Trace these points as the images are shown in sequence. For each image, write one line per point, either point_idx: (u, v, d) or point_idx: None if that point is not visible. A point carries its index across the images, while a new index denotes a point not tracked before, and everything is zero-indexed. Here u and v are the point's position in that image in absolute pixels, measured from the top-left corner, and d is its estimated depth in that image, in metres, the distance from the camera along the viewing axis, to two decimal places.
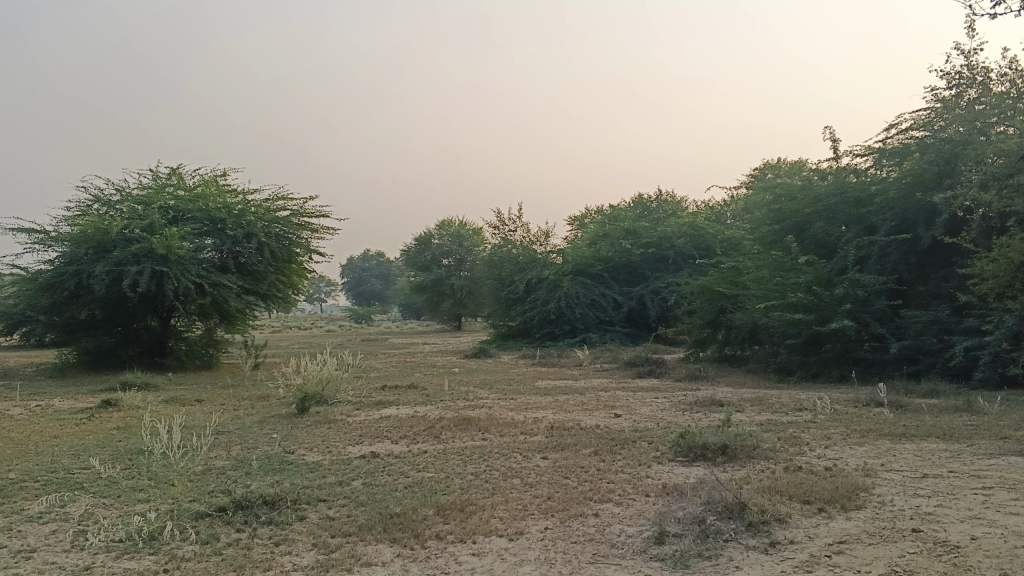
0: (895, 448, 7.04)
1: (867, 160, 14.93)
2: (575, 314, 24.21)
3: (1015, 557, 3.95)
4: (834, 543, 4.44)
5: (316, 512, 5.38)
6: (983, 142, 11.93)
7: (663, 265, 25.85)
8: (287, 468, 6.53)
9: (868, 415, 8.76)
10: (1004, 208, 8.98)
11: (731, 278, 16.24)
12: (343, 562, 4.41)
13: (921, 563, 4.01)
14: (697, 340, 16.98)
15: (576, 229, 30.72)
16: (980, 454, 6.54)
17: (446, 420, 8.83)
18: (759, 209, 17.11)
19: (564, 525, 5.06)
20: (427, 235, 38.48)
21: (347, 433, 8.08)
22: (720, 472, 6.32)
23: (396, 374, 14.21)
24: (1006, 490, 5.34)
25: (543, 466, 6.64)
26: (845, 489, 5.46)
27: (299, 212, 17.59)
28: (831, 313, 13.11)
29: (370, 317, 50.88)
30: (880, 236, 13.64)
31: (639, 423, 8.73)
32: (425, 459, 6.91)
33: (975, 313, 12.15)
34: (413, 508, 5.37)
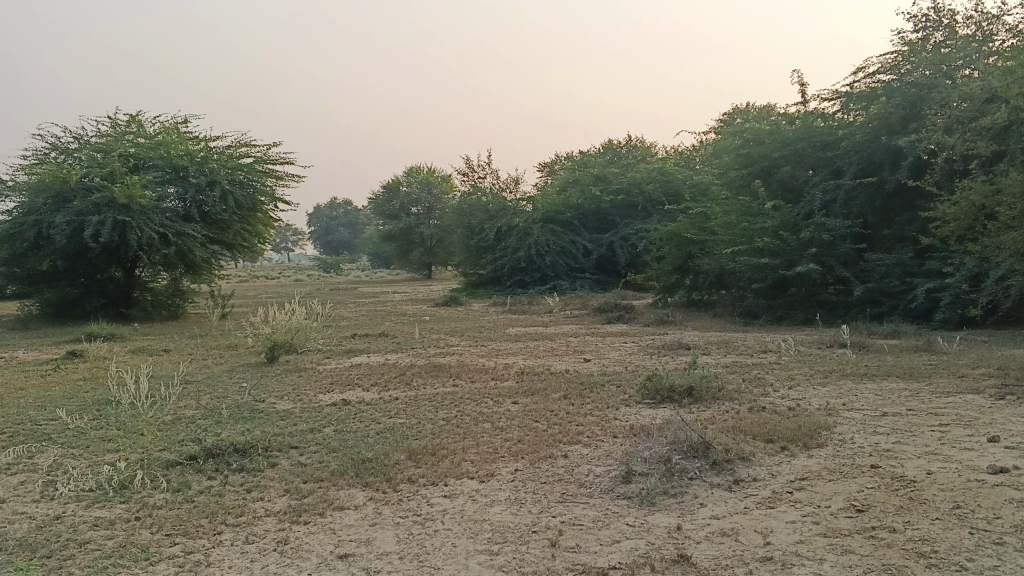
0: (857, 387, 7.19)
1: (833, 104, 14.97)
2: (545, 262, 24.24)
3: (967, 490, 4.10)
4: (796, 480, 4.57)
5: (287, 459, 5.41)
6: (948, 86, 12.00)
7: (633, 211, 25.92)
8: (258, 417, 6.53)
9: (828, 356, 8.96)
10: (970, 151, 9.08)
11: (699, 223, 16.34)
12: (316, 507, 4.46)
13: (878, 497, 4.14)
14: (664, 286, 17.22)
15: (547, 176, 30.60)
16: (936, 392, 6.75)
17: (417, 366, 8.92)
18: (726, 154, 17.12)
19: (534, 467, 5.14)
20: (393, 183, 38.01)
21: (319, 381, 8.10)
22: (685, 413, 6.45)
23: (366, 323, 14.18)
24: (962, 427, 5.50)
25: (513, 411, 6.74)
26: (807, 429, 5.59)
27: (263, 158, 17.29)
28: (796, 257, 13.35)
29: (337, 266, 50.44)
30: (846, 180, 13.77)
31: (607, 366, 8.87)
32: (395, 406, 6.96)
33: (936, 255, 12.40)
34: (385, 453, 5.42)
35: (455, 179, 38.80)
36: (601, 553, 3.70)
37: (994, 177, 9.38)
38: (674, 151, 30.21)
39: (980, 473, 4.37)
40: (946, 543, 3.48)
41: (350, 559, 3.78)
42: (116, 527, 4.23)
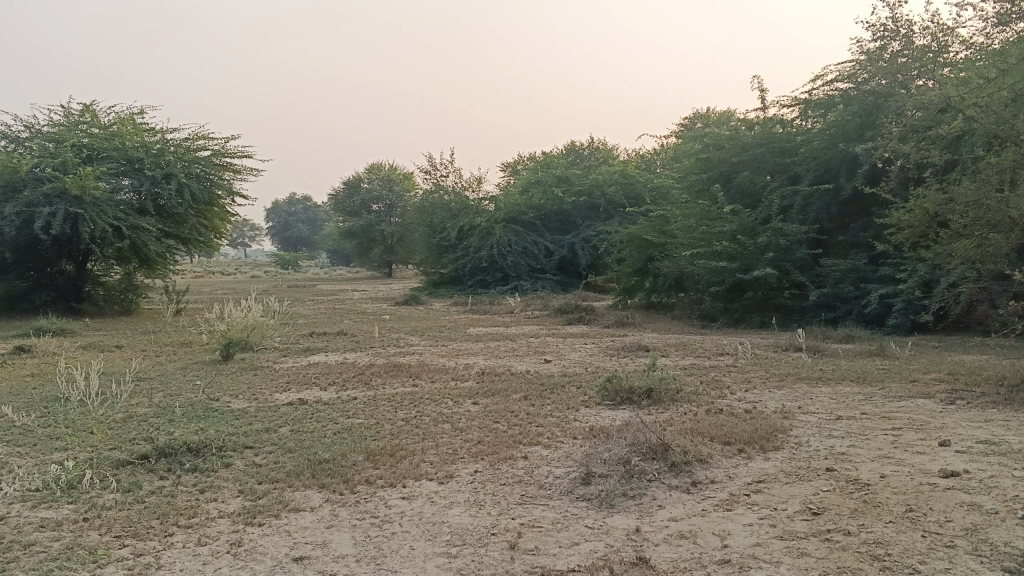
0: (812, 391, 7.30)
1: (792, 111, 15.19)
2: (507, 262, 24.23)
3: (919, 494, 4.17)
4: (753, 482, 4.61)
5: (242, 459, 5.30)
6: (904, 95, 12.25)
7: (594, 213, 26.03)
8: (212, 415, 6.42)
9: (784, 359, 9.08)
10: (924, 160, 9.26)
11: (659, 226, 16.47)
12: (271, 508, 4.38)
13: (833, 501, 4.19)
14: (624, 288, 17.35)
15: (509, 177, 30.59)
16: (889, 396, 6.88)
17: (376, 365, 8.86)
18: (687, 158, 17.27)
19: (494, 468, 5.11)
20: (355, 179, 37.60)
21: (275, 379, 8.00)
22: (644, 415, 6.48)
23: (324, 322, 14.02)
24: (914, 430, 5.61)
25: (473, 411, 6.70)
26: (763, 431, 5.66)
27: (221, 151, 17.00)
28: (753, 262, 13.53)
29: (296, 263, 49.86)
30: (803, 186, 14.01)
31: (568, 367, 8.89)
32: (353, 406, 6.88)
33: (889, 262, 12.66)
34: (342, 454, 5.35)
35: (416, 177, 38.60)
36: (560, 555, 3.69)
37: (946, 186, 9.58)
38: (636, 155, 30.40)
39: (931, 477, 4.45)
40: (900, 546, 3.53)
41: (306, 562, 3.71)
42: (62, 528, 4.10)
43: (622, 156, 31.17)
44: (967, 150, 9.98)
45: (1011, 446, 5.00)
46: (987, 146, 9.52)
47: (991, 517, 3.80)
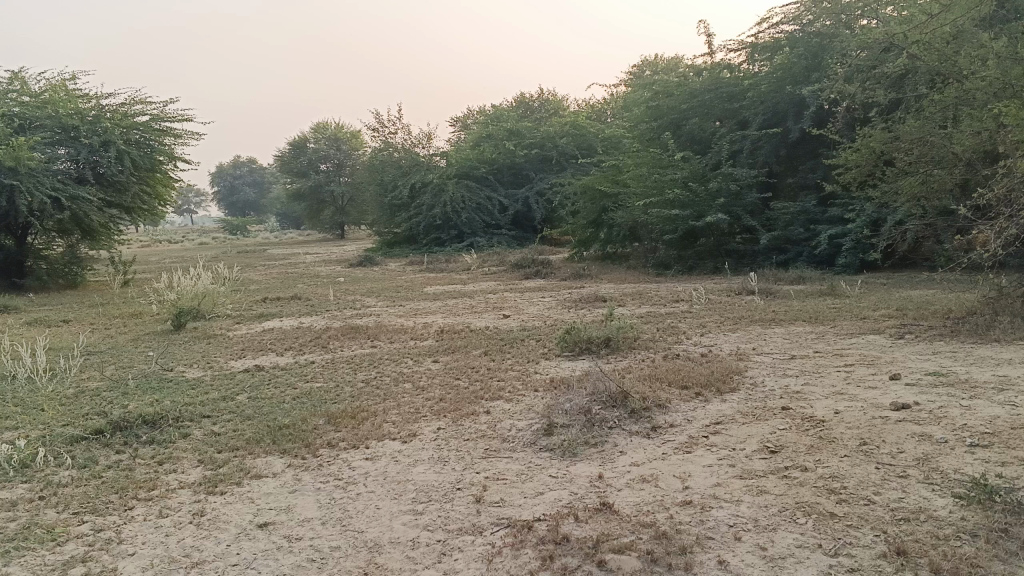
0: (766, 332, 7.42)
1: (739, 55, 15.17)
2: (462, 219, 24.09)
3: (872, 428, 4.28)
4: (711, 424, 4.69)
5: (200, 429, 5.23)
6: (849, 35, 12.29)
7: (547, 165, 25.92)
8: (167, 386, 6.31)
9: (739, 303, 9.21)
10: (870, 100, 9.34)
11: (611, 176, 16.45)
12: (232, 476, 4.33)
13: (790, 438, 4.28)
14: (579, 240, 17.39)
15: (459, 132, 30.23)
16: (840, 334, 7.02)
17: (333, 329, 8.77)
18: (636, 107, 17.20)
19: (456, 424, 5.11)
20: (301, 139, 36.69)
21: (229, 347, 7.88)
22: (603, 364, 6.53)
23: (277, 287, 13.83)
24: (866, 366, 5.74)
25: (433, 370, 6.68)
26: (719, 374, 5.74)
27: (161, 115, 16.47)
28: (705, 208, 13.64)
29: (245, 228, 48.92)
30: (752, 130, 14.08)
31: (527, 321, 8.91)
32: (311, 370, 6.82)
33: (837, 203, 12.85)
34: (302, 419, 5.29)
35: (364, 135, 37.90)
36: (526, 506, 3.71)
37: (891, 125, 9.70)
38: (586, 105, 30.22)
39: (883, 410, 4.56)
40: (855, 479, 3.63)
41: (270, 527, 3.69)
42: (18, 508, 4.01)
43: (572, 107, 30.96)
44: (910, 88, 10.09)
45: (958, 377, 5.15)
46: (929, 84, 9.64)
47: (941, 446, 3.92)
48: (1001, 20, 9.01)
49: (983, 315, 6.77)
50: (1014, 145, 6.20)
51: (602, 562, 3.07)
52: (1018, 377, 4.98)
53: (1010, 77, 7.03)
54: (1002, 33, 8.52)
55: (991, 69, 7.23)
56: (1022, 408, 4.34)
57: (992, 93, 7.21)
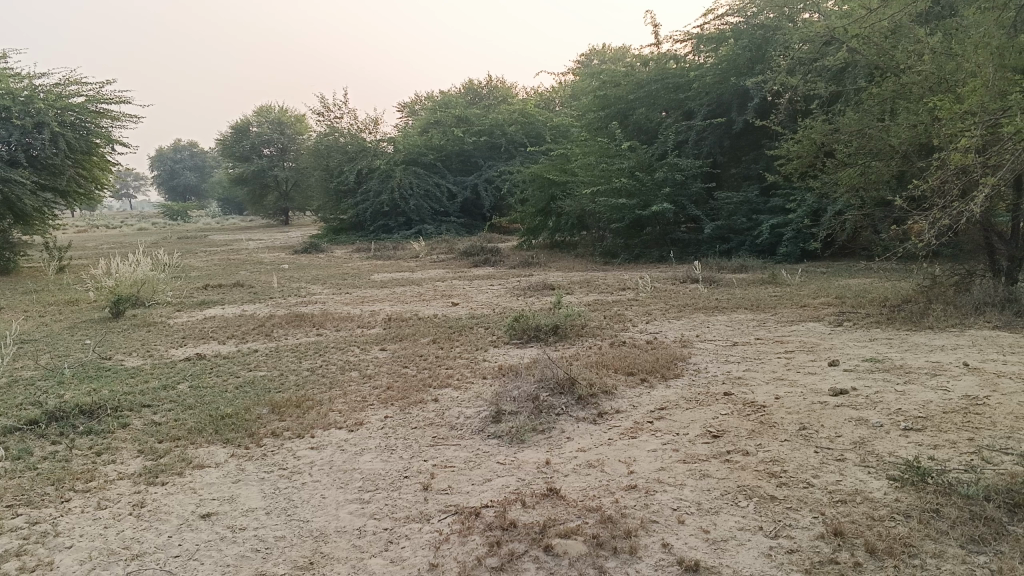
0: (710, 319, 7.54)
1: (685, 46, 15.31)
2: (409, 206, 23.94)
3: (811, 412, 4.39)
4: (656, 410, 4.75)
5: (140, 419, 5.11)
6: (792, 28, 12.51)
7: (496, 152, 25.86)
8: (105, 374, 6.16)
9: (683, 291, 9.35)
10: (811, 92, 9.53)
11: (560, 165, 16.50)
12: (174, 466, 4.25)
13: (732, 422, 4.37)
14: (528, 228, 17.44)
15: (407, 118, 29.94)
16: (781, 321, 7.18)
17: (278, 316, 8.64)
18: (584, 96, 17.24)
19: (404, 412, 5.09)
20: (243, 123, 35.86)
21: (170, 335, 7.71)
22: (551, 351, 6.57)
23: (219, 274, 13.54)
24: (805, 352, 5.89)
25: (381, 358, 6.64)
26: (664, 360, 5.83)
27: (97, 96, 15.98)
28: (651, 197, 13.79)
29: (186, 214, 47.80)
30: (698, 121, 14.27)
31: (475, 309, 8.91)
32: (255, 358, 6.71)
33: (779, 193, 13.11)
34: (246, 408, 5.21)
35: (309, 119, 37.30)
36: (473, 493, 3.72)
37: (832, 117, 9.92)
38: (535, 93, 30.17)
39: (822, 396, 4.68)
40: (795, 463, 3.72)
41: (213, 518, 3.63)
42: None
43: (521, 95, 30.88)
44: (850, 81, 10.32)
45: (893, 363, 5.31)
46: (868, 77, 9.88)
47: (877, 430, 4.04)
48: (937, 15, 9.27)
49: (917, 303, 6.99)
50: (948, 138, 6.40)
51: (549, 547, 3.09)
52: (949, 363, 5.16)
53: (944, 72, 7.25)
54: (937, 28, 8.77)
55: (927, 63, 7.44)
56: (953, 393, 4.49)
57: (928, 87, 7.43)
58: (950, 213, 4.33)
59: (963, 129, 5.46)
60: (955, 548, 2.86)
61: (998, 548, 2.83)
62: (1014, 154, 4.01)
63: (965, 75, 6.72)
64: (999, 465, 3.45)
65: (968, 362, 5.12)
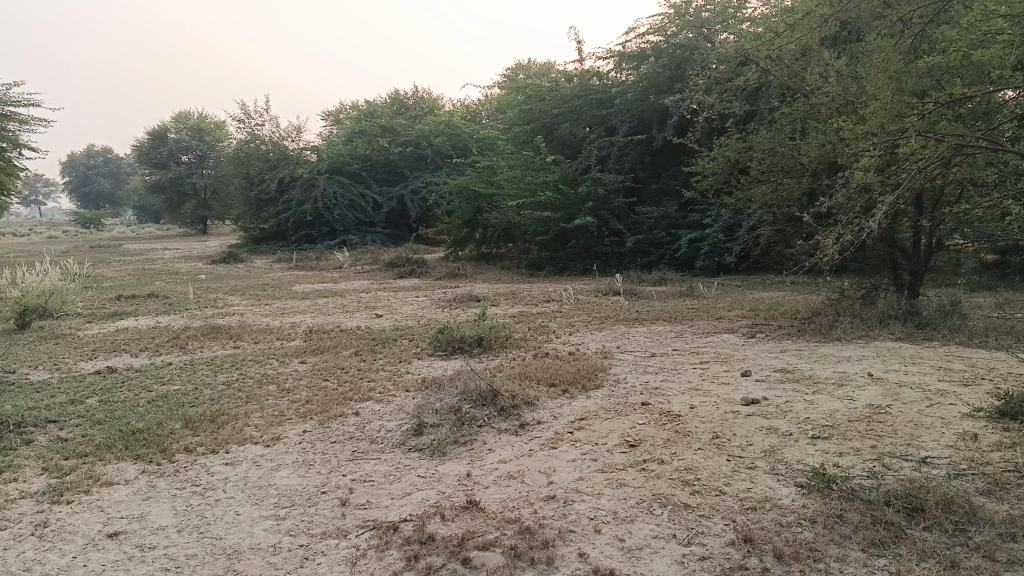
0: (630, 331, 7.67)
1: (608, 62, 15.58)
2: (333, 216, 23.70)
3: (724, 421, 4.52)
4: (576, 420, 4.81)
5: (45, 435, 4.90)
6: (709, 48, 12.87)
7: (422, 163, 25.77)
8: (7, 389, 5.88)
9: (605, 303, 9.50)
10: (727, 109, 9.83)
11: (485, 177, 16.56)
12: (80, 484, 4.09)
13: (649, 432, 4.46)
14: (453, 239, 17.44)
15: (332, 127, 29.64)
16: (698, 333, 7.36)
17: (193, 328, 8.41)
18: (510, 110, 17.36)
19: (324, 426, 5.02)
20: (160, 128, 34.85)
21: (79, 348, 7.42)
22: (474, 363, 6.58)
23: (133, 284, 13.09)
24: (720, 363, 6.05)
25: (300, 371, 6.54)
26: (584, 372, 5.90)
27: (2, 99, 15.32)
28: (575, 210, 13.99)
29: (99, 221, 46.06)
30: (619, 137, 14.56)
31: (399, 321, 8.87)
32: (169, 371, 6.52)
33: (697, 208, 13.47)
34: (158, 423, 5.06)
35: (229, 126, 36.46)
36: (392, 507, 3.70)
37: (747, 135, 10.26)
38: (461, 104, 30.19)
39: (735, 405, 4.82)
40: (707, 471, 3.81)
41: (121, 537, 3.51)
42: None
43: (447, 107, 30.95)
44: (765, 101, 10.70)
45: (803, 373, 5.50)
46: (782, 97, 10.26)
47: (786, 438, 4.18)
48: (844, 39, 9.67)
49: (827, 315, 7.26)
50: (853, 158, 6.70)
51: (467, 559, 3.10)
52: (855, 373, 5.38)
53: (851, 93, 7.60)
54: (845, 53, 9.17)
55: (835, 85, 7.78)
56: (858, 401, 4.69)
57: (836, 108, 7.76)
58: (853, 228, 4.53)
59: (866, 149, 5.74)
60: (857, 551, 2.98)
61: (897, 551, 2.96)
62: (911, 173, 4.22)
63: (868, 97, 7.06)
64: (899, 471, 3.62)
65: (872, 372, 5.35)
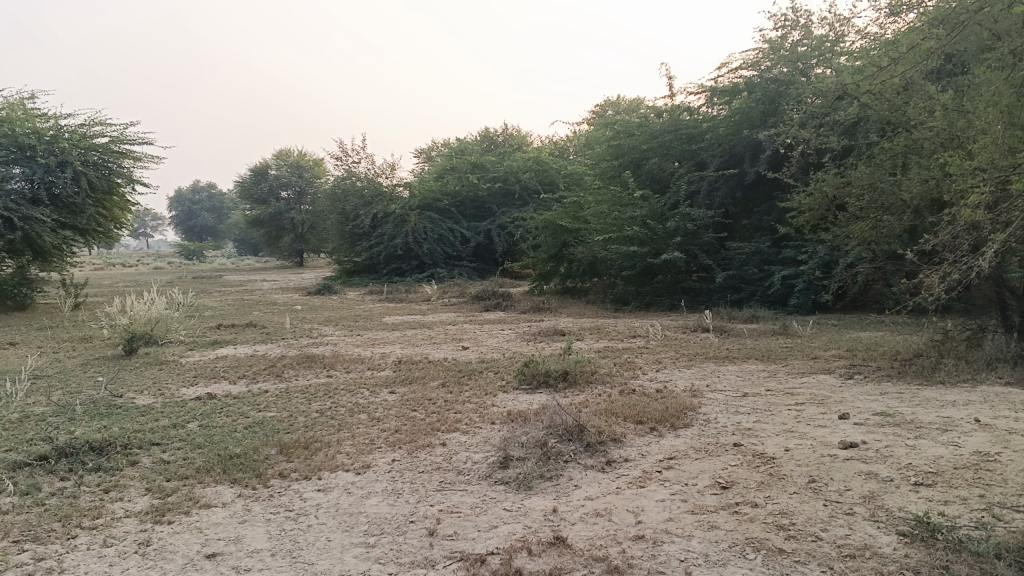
0: (720, 369, 7.52)
1: (698, 98, 15.48)
2: (423, 250, 24.18)
3: (820, 465, 4.36)
4: (665, 459, 4.74)
5: (149, 457, 5.13)
6: (804, 83, 12.66)
7: (509, 199, 26.04)
8: (116, 412, 6.17)
9: (694, 340, 9.35)
10: (823, 144, 9.62)
11: (572, 212, 16.61)
12: (181, 505, 4.25)
13: (741, 474, 4.35)
14: (539, 273, 17.51)
15: (423, 164, 30.33)
16: (791, 373, 7.16)
17: (289, 357, 8.67)
18: (598, 145, 17.41)
19: (412, 456, 5.09)
20: (261, 165, 36.28)
21: (182, 374, 7.74)
22: (560, 398, 6.56)
23: (232, 313, 13.61)
24: (815, 405, 5.85)
25: (390, 401, 6.64)
26: (673, 410, 5.80)
27: (120, 137, 16.26)
28: (662, 245, 13.88)
29: (202, 253, 48.10)
30: (709, 172, 14.43)
31: (486, 353, 8.93)
32: (265, 399, 6.72)
33: (790, 245, 13.17)
34: (254, 449, 5.22)
35: (326, 162, 37.70)
36: (479, 540, 3.71)
37: (843, 170, 10.02)
38: (550, 141, 30.45)
39: (831, 449, 4.66)
40: (803, 516, 3.69)
41: (219, 558, 3.63)
42: None
43: (536, 144, 31.25)
44: (862, 135, 10.44)
45: (904, 417, 5.27)
46: (880, 131, 10.00)
47: (887, 484, 4.00)
48: (947, 72, 9.35)
49: (930, 357, 6.96)
50: (958, 194, 6.44)
51: None
52: (961, 418, 5.12)
53: (956, 128, 7.34)
54: (949, 86, 8.86)
55: (938, 119, 7.53)
56: (965, 449, 4.46)
57: (938, 143, 7.51)
58: (960, 267, 4.36)
59: (973, 185, 5.52)
60: None
61: None
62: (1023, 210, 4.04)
63: (974, 131, 6.81)
64: (1011, 523, 3.41)
65: (980, 418, 5.08)
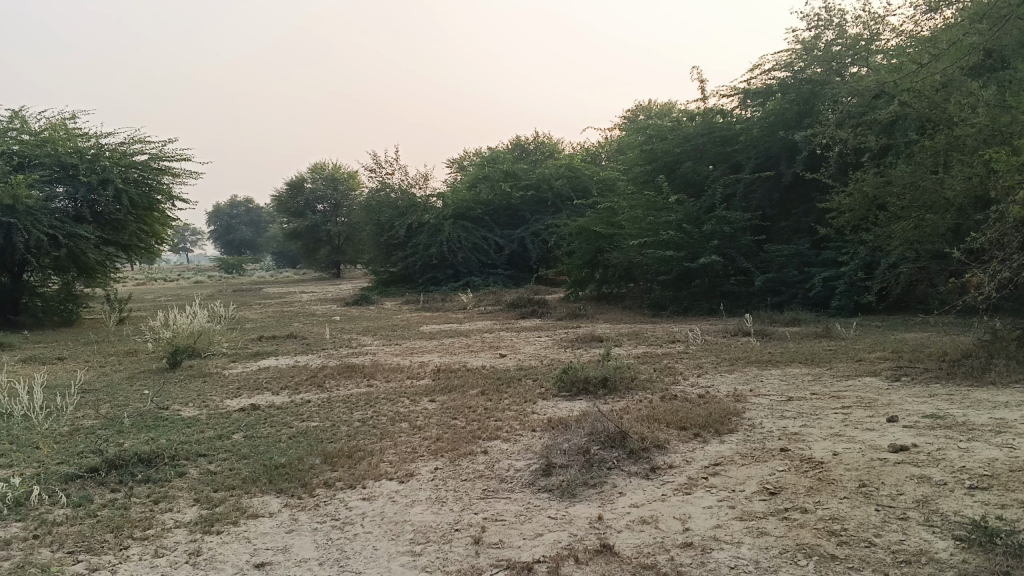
0: (762, 373, 7.42)
1: (732, 100, 15.37)
2: (457, 259, 24.25)
3: (870, 469, 4.29)
4: (710, 465, 4.68)
5: (196, 468, 5.19)
6: (840, 83, 12.52)
7: (543, 206, 26.02)
8: (162, 424, 6.26)
9: (735, 344, 9.25)
10: (862, 143, 9.48)
11: (607, 218, 16.56)
12: (229, 515, 4.30)
13: (789, 479, 4.28)
14: (575, 280, 17.46)
15: (455, 173, 30.46)
16: (836, 376, 7.04)
17: (329, 368, 8.73)
18: (630, 150, 17.34)
19: (454, 464, 5.10)
20: (297, 179, 36.71)
21: (224, 386, 7.84)
22: (601, 404, 6.52)
23: (272, 325, 13.74)
24: (863, 409, 5.74)
25: (430, 409, 6.66)
26: (717, 415, 5.73)
27: (159, 154, 16.56)
28: (699, 250, 13.78)
29: (240, 267, 48.63)
30: (745, 174, 14.31)
31: (524, 360, 8.92)
32: (307, 409, 6.77)
33: (830, 246, 13.00)
34: (299, 458, 5.27)
35: (361, 175, 38.02)
36: (525, 548, 3.69)
37: (883, 169, 9.87)
38: (581, 148, 30.38)
39: (881, 452, 4.57)
40: (855, 521, 3.63)
41: (267, 568, 3.65)
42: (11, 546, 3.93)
43: (567, 150, 31.22)
44: (901, 133, 10.28)
45: (955, 419, 5.16)
46: (921, 129, 9.84)
47: (940, 488, 3.92)
48: (989, 67, 9.18)
49: (978, 358, 6.80)
50: (1005, 190, 6.30)
51: None
52: (1014, 420, 4.99)
53: (1000, 123, 7.20)
54: (991, 81, 8.71)
55: (981, 115, 7.40)
56: (1020, 451, 4.35)
57: (982, 139, 7.36)
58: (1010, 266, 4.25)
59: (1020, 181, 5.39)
60: None
61: None
62: None
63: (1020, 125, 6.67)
64: None
65: None
